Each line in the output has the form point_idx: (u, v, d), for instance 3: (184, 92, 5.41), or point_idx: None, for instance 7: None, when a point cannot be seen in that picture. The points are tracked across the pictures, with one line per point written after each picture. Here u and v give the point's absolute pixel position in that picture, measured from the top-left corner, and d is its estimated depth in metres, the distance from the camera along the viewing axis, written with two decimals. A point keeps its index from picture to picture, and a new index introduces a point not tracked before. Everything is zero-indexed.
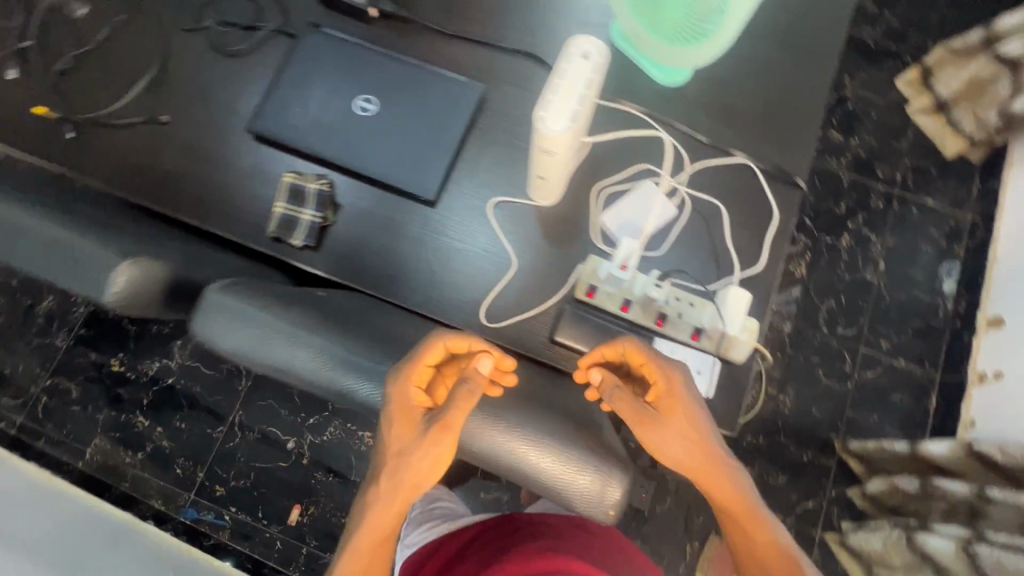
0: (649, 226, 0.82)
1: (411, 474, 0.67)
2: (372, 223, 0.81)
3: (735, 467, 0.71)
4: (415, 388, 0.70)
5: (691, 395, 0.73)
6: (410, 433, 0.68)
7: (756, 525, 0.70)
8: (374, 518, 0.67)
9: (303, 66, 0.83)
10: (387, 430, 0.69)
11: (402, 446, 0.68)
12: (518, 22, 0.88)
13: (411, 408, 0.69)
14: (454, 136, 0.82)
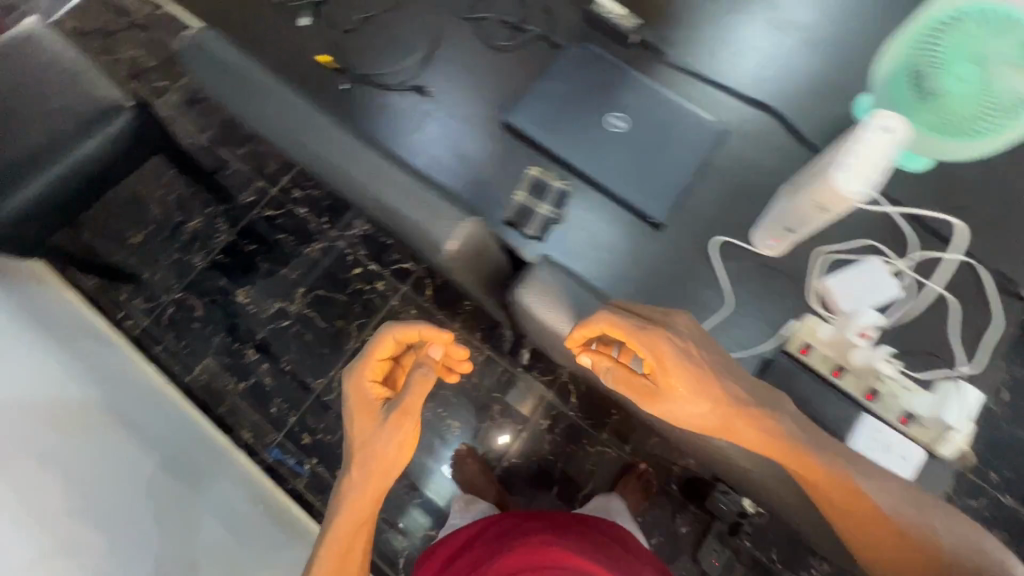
0: (872, 300, 0.76)
1: (379, 458, 0.78)
2: (597, 231, 0.83)
3: (774, 426, 0.63)
4: (371, 381, 0.83)
5: (686, 355, 0.64)
6: (375, 422, 0.79)
7: (861, 504, 0.63)
8: (354, 498, 0.79)
9: (564, 74, 0.88)
10: (355, 420, 0.81)
11: (368, 434, 0.78)
12: (769, 75, 0.90)
13: (371, 403, 0.81)
14: (692, 169, 0.84)
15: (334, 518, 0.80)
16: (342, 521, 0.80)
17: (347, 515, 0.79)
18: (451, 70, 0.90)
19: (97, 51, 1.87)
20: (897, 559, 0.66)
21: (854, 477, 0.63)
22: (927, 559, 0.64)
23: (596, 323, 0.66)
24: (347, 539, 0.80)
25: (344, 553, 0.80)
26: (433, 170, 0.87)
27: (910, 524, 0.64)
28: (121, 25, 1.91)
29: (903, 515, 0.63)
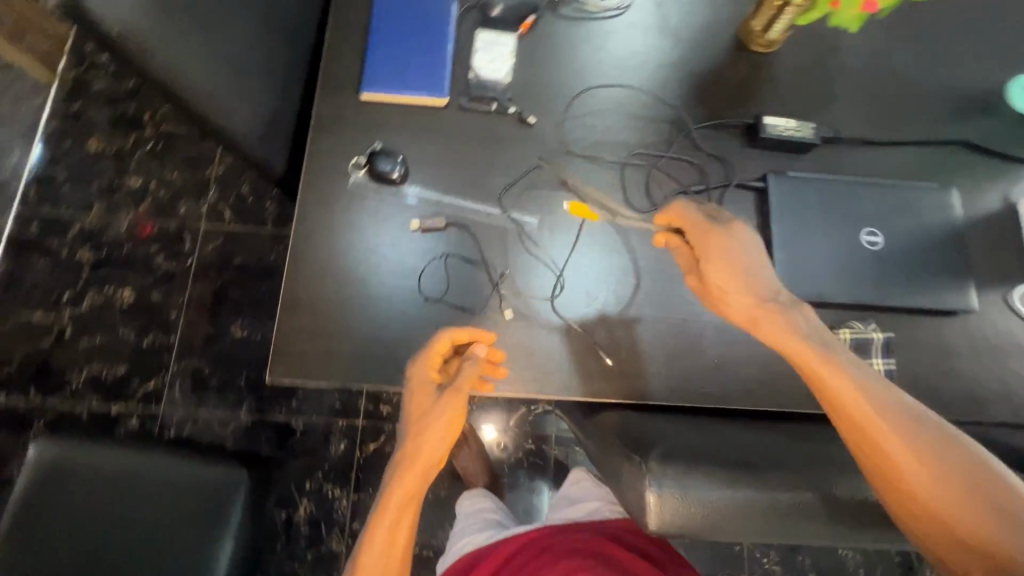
0: None
1: (432, 450, 0.71)
2: (920, 350, 0.80)
3: (781, 327, 0.65)
4: (435, 361, 0.73)
5: (729, 245, 0.68)
6: (433, 401, 0.72)
7: (883, 437, 0.60)
8: (397, 496, 0.70)
9: (793, 213, 0.82)
10: (415, 395, 0.72)
11: (427, 414, 0.72)
12: (931, 113, 0.89)
13: (427, 383, 0.72)
14: (953, 241, 0.82)
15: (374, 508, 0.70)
16: (376, 522, 0.70)
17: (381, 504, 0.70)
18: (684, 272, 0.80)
19: (47, 394, 1.48)
20: (934, 520, 0.58)
21: (880, 406, 0.60)
22: (951, 531, 0.57)
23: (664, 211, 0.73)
24: (386, 552, 0.69)
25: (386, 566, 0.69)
26: (743, 388, 0.78)
27: (942, 475, 0.58)
28: (52, 347, 1.51)
29: (948, 464, 0.58)
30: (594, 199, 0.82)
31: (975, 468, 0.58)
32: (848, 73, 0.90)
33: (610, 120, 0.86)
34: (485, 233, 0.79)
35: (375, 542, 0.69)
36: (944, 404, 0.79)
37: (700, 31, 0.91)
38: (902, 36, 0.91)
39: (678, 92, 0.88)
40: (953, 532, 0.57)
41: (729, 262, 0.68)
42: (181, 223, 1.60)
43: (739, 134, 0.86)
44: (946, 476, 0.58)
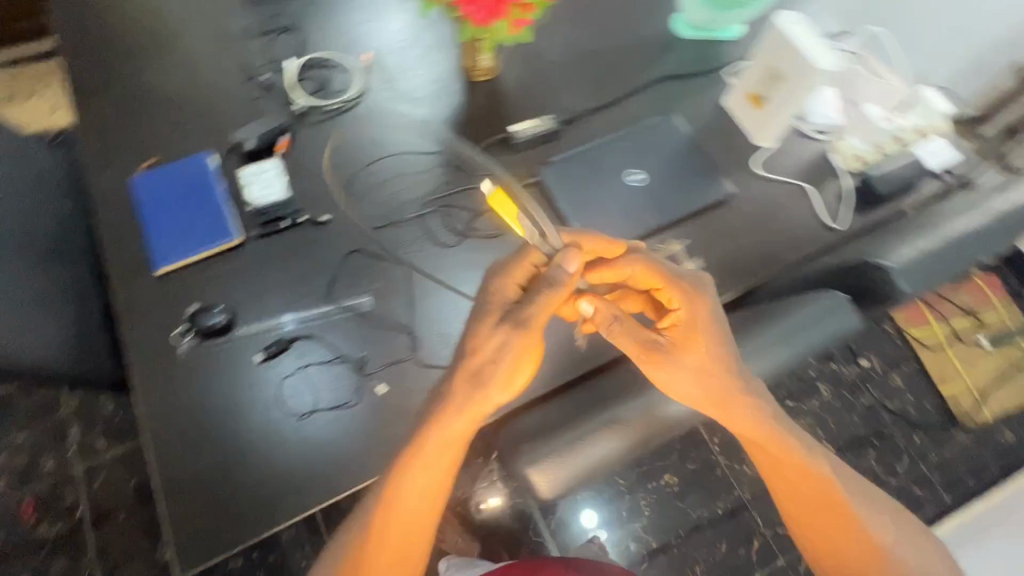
0: (840, 107, 1.03)
1: (484, 396, 0.69)
2: (714, 241, 0.95)
3: (755, 406, 0.76)
4: (517, 278, 0.71)
5: (709, 322, 0.75)
6: (492, 333, 0.68)
7: (791, 476, 0.80)
8: (428, 455, 0.71)
9: (570, 186, 0.95)
10: (483, 321, 0.69)
11: (489, 343, 0.68)
12: (630, 68, 1.09)
13: (499, 308, 0.70)
14: (691, 151, 1.00)
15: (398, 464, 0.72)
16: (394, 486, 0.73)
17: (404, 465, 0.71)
18: None
19: None
20: (823, 530, 0.81)
21: (845, 496, 0.81)
22: (825, 531, 0.81)
23: (632, 264, 0.76)
24: (413, 508, 0.74)
25: (409, 524, 0.75)
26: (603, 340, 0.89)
27: (833, 501, 0.80)
28: None
29: (849, 515, 0.80)
30: (409, 254, 0.90)
31: (869, 523, 0.80)
32: (558, 67, 1.08)
33: (392, 188, 0.95)
34: (329, 331, 0.83)
35: (405, 502, 0.74)
36: (754, 268, 0.94)
37: (430, 88, 1.05)
38: (581, 23, 1.12)
39: (440, 140, 1.01)
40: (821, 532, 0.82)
41: (721, 350, 0.74)
42: (53, 479, 1.45)
43: (501, 147, 0.99)
44: (855, 526, 0.80)
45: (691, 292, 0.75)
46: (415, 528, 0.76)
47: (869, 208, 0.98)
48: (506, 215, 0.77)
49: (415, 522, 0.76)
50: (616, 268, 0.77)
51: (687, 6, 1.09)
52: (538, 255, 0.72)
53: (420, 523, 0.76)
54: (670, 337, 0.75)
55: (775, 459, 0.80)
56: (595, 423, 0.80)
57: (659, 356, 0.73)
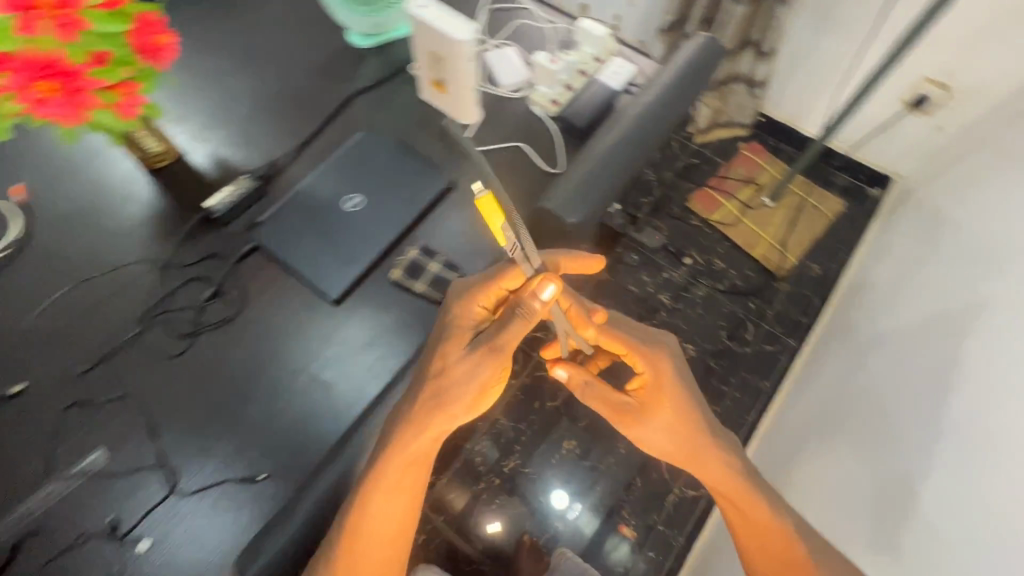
0: (519, 63, 1.09)
1: (456, 402, 0.69)
2: (451, 230, 0.94)
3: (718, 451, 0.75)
4: (483, 301, 0.74)
5: (676, 376, 0.77)
6: (464, 357, 0.70)
7: (752, 522, 0.73)
8: (408, 441, 0.68)
9: (287, 239, 0.89)
10: (456, 344, 0.72)
11: (459, 371, 0.69)
12: (317, 102, 1.08)
13: (466, 330, 0.73)
14: (399, 156, 1.00)
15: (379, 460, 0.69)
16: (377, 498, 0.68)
17: (392, 459, 0.68)
18: (261, 351, 0.84)
19: None
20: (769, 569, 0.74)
21: (804, 552, 0.72)
22: None
23: (593, 331, 0.78)
24: (384, 511, 0.69)
25: (388, 532, 0.70)
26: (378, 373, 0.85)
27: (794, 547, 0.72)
28: None
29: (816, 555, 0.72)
30: (136, 383, 0.81)
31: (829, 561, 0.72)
32: (247, 124, 1.04)
33: (93, 319, 0.84)
34: (64, 507, 0.74)
35: (373, 514, 0.68)
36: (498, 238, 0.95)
37: (104, 196, 0.94)
38: (258, 75, 1.09)
39: (133, 246, 0.90)
40: None
41: (687, 406, 0.76)
42: None
43: (205, 226, 0.91)
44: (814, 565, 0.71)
45: (666, 356, 0.78)
46: (388, 537, 0.70)
47: (579, 141, 1.04)
48: (492, 224, 0.60)
49: (395, 530, 0.71)
50: (583, 321, 0.78)
51: (352, 23, 1.08)
52: (511, 279, 0.73)
53: (400, 527, 0.71)
54: (643, 399, 0.78)
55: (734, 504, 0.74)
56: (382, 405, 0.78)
57: (635, 410, 0.77)
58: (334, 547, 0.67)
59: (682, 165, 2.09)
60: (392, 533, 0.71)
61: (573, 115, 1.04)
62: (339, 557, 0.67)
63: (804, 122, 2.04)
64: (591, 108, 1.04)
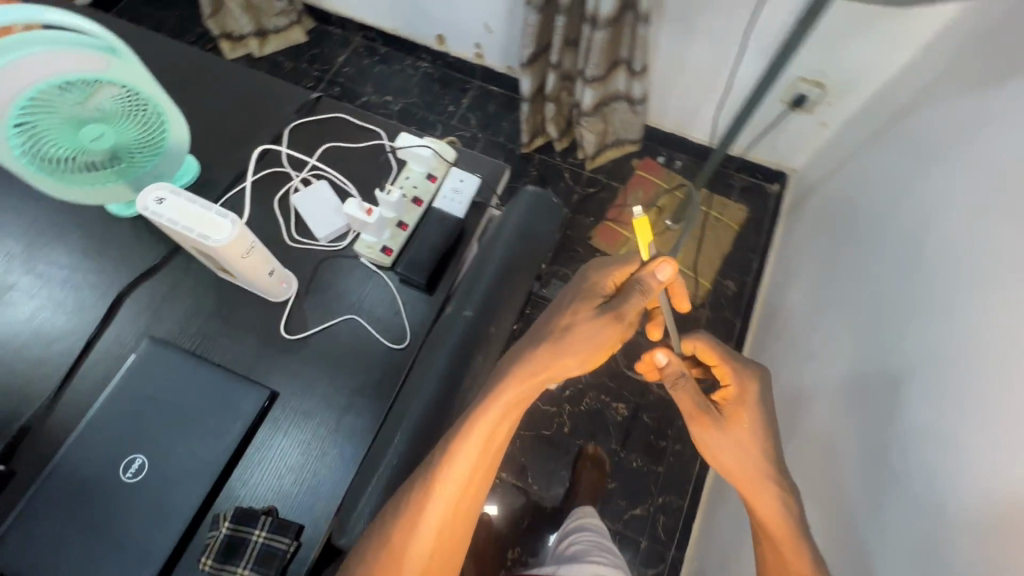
0: (336, 205, 0.87)
1: (573, 354, 0.71)
2: (278, 467, 0.73)
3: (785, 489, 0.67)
4: (615, 276, 0.76)
5: (761, 405, 0.74)
6: (590, 313, 0.73)
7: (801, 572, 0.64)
8: (514, 383, 0.69)
9: (48, 551, 0.67)
10: (589, 293, 0.75)
11: (583, 322, 0.72)
12: (76, 313, 0.81)
13: (597, 292, 0.76)
14: (192, 374, 0.75)
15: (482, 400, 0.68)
16: (477, 429, 0.67)
17: (495, 398, 0.68)
18: None
19: None
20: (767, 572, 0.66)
21: None
22: None
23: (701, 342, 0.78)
24: (480, 457, 0.67)
25: (468, 475, 0.67)
26: None
27: None
28: None
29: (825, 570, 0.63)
30: None
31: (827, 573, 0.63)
32: None
33: None
34: None
35: (468, 456, 0.66)
36: (342, 463, 0.74)
37: None
38: None
39: None
40: None
41: (758, 407, 0.73)
42: None
43: None
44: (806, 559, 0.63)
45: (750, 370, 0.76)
46: (459, 490, 0.67)
47: (426, 296, 0.84)
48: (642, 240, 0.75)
49: (467, 485, 0.68)
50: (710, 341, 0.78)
51: (98, 198, 0.79)
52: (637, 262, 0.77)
53: (470, 484, 0.68)
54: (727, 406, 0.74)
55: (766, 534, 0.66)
56: None
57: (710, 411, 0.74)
58: (426, 481, 0.66)
59: (579, 199, 1.92)
60: (468, 487, 0.68)
61: (412, 268, 0.84)
62: (428, 485, 0.65)
63: (692, 130, 1.91)
64: (433, 252, 0.85)
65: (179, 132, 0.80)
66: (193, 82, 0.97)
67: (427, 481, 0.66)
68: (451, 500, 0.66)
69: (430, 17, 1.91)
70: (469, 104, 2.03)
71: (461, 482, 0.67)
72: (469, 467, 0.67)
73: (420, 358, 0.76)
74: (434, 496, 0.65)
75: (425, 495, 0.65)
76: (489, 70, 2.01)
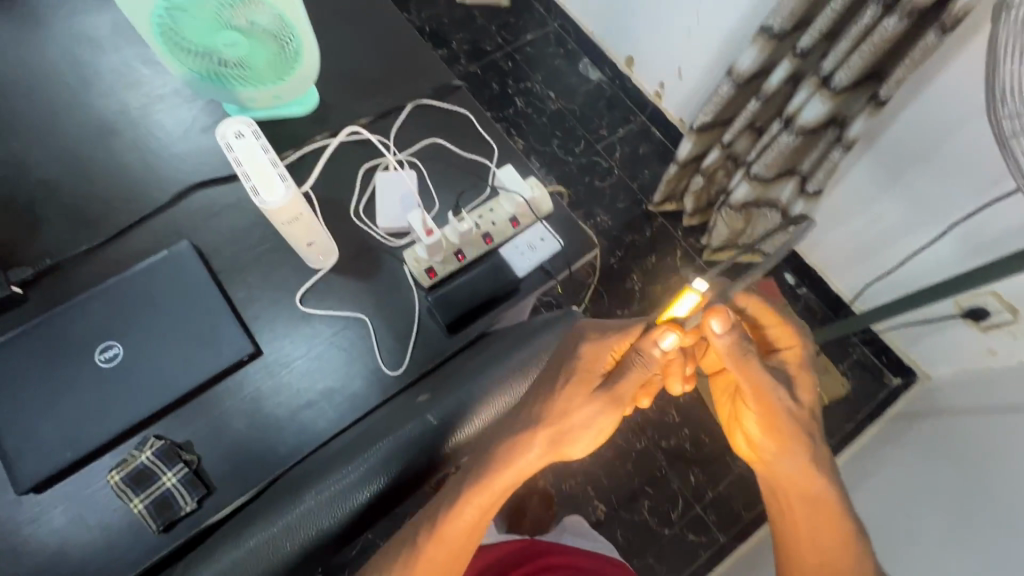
0: (411, 203, 0.83)
1: (583, 440, 0.66)
2: (222, 422, 0.72)
3: (823, 469, 0.67)
4: (613, 353, 0.67)
5: (805, 363, 0.70)
6: (587, 401, 0.65)
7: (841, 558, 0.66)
8: (508, 471, 0.65)
9: (5, 389, 0.69)
10: (574, 378, 0.66)
11: (579, 412, 0.65)
12: (145, 182, 0.83)
13: (592, 376, 0.67)
14: (203, 295, 0.76)
15: (467, 492, 0.65)
16: (468, 506, 0.65)
17: (484, 486, 0.65)
18: None
19: None
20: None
21: None
22: None
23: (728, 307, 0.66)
24: (472, 520, 0.66)
25: (466, 533, 0.67)
26: None
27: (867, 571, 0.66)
28: None
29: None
30: None
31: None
32: (50, 192, 0.81)
33: None
34: None
35: (460, 520, 0.66)
36: (276, 455, 0.71)
37: None
38: (92, 128, 0.85)
39: None
40: None
41: (790, 376, 0.69)
42: None
43: None
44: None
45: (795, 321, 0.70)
46: (461, 542, 0.67)
47: (442, 335, 0.78)
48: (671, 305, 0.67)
49: (466, 540, 0.67)
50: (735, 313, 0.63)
51: (221, 97, 0.82)
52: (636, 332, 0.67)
53: (470, 539, 0.67)
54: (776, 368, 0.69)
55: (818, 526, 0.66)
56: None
57: (769, 381, 0.65)
58: (420, 553, 0.66)
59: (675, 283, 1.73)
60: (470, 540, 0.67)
61: (443, 305, 0.78)
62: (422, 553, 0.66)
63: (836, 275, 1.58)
64: (472, 301, 0.79)
65: (308, 60, 0.79)
66: (355, 17, 0.95)
67: (421, 552, 0.66)
68: (451, 551, 0.66)
69: (630, 36, 1.77)
70: (622, 136, 1.87)
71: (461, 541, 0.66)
72: (461, 532, 0.66)
73: (405, 400, 0.72)
74: (435, 557, 0.66)
75: (421, 559, 0.66)
76: (660, 113, 1.84)
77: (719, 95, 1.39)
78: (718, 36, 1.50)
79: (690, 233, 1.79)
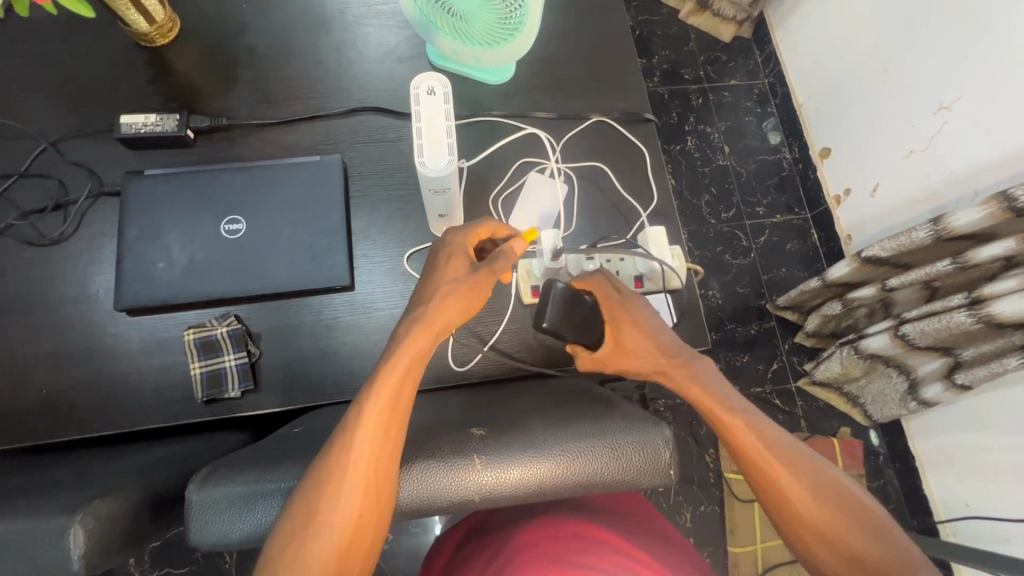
0: (551, 216, 0.82)
1: (446, 317, 0.56)
2: (294, 333, 0.75)
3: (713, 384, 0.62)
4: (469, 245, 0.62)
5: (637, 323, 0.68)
6: (468, 269, 0.59)
7: (783, 466, 0.56)
8: (411, 334, 0.54)
9: (145, 214, 0.75)
10: (456, 249, 0.60)
11: (464, 278, 0.58)
12: (329, 86, 0.86)
13: (450, 266, 0.59)
14: (329, 211, 0.77)
15: (369, 384, 0.50)
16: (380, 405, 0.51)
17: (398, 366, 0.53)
18: (24, 295, 0.73)
19: None
20: (813, 541, 0.55)
21: (834, 510, 0.55)
22: (836, 540, 0.54)
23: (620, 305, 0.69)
24: (387, 424, 0.50)
25: (379, 445, 0.49)
26: (88, 411, 0.70)
27: (810, 476, 0.56)
28: None
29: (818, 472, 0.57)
30: None
31: (815, 476, 0.56)
32: (251, 56, 0.85)
33: None
34: None
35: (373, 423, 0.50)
36: (322, 385, 0.73)
37: (68, 36, 0.82)
38: (307, 16, 0.87)
39: (49, 106, 0.80)
40: (834, 533, 0.54)
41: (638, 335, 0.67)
42: None
43: (108, 135, 0.80)
44: (792, 461, 0.57)
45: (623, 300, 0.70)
46: (374, 457, 0.48)
47: (517, 352, 0.76)
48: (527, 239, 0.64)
49: (381, 447, 0.49)
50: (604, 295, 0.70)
51: (426, 36, 0.78)
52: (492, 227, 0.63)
53: (387, 450, 0.49)
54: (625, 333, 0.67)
55: (749, 449, 0.58)
56: (190, 514, 0.47)
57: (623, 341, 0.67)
58: (315, 482, 0.47)
59: (755, 395, 1.51)
60: (389, 450, 0.49)
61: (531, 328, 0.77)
62: (325, 477, 0.47)
63: (933, 474, 1.36)
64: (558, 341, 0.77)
65: (525, 45, 0.76)
66: (582, 11, 0.91)
67: (321, 474, 0.47)
68: (370, 469, 0.48)
69: (840, 127, 1.51)
70: (777, 223, 1.65)
71: (379, 459, 0.48)
72: (374, 434, 0.49)
73: (456, 401, 0.71)
74: (344, 483, 0.47)
75: (321, 486, 0.47)
76: (830, 218, 1.58)
77: (909, 236, 1.14)
78: (941, 175, 1.23)
79: (799, 353, 1.55)
